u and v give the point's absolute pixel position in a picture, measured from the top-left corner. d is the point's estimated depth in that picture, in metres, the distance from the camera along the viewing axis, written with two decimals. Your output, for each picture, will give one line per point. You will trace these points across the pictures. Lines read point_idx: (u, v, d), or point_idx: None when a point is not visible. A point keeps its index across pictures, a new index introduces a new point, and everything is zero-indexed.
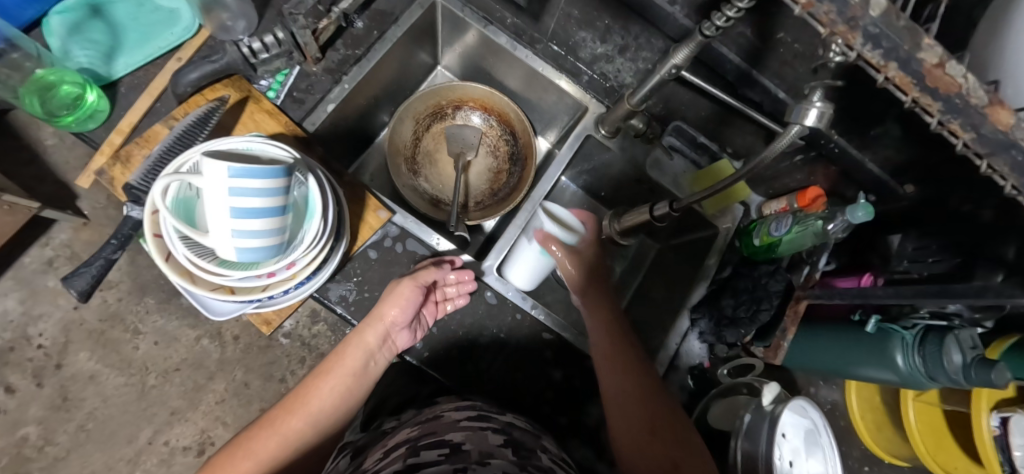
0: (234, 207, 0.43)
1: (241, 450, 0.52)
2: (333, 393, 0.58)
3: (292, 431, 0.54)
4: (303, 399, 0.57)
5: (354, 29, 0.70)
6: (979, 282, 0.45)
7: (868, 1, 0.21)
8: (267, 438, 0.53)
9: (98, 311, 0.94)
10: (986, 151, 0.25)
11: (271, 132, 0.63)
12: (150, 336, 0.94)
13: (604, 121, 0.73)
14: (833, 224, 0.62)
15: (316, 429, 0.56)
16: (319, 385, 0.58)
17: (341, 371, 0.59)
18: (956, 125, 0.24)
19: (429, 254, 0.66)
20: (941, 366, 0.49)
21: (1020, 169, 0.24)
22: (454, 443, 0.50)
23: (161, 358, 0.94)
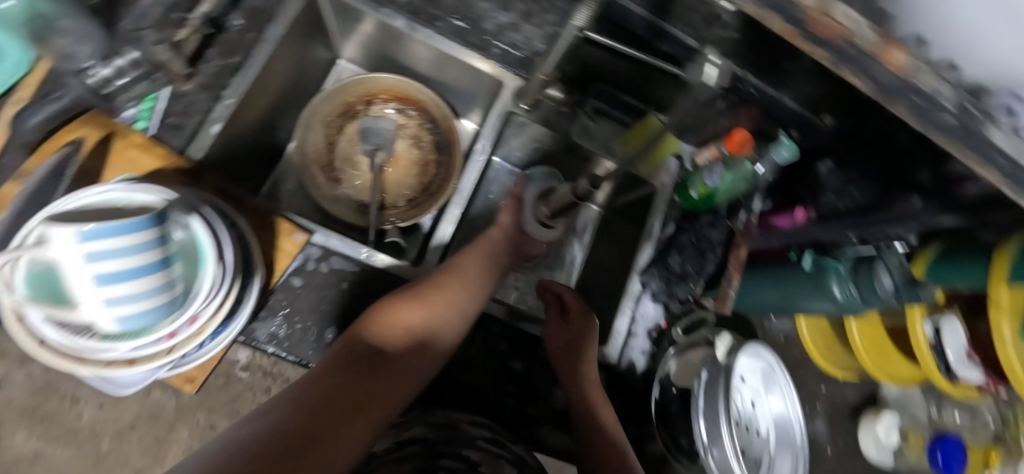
0: (94, 274, 0.37)
1: (402, 306, 0.55)
2: (464, 293, 0.59)
3: (446, 305, 0.57)
4: (445, 287, 0.58)
5: (226, 34, 0.62)
6: (902, 209, 0.45)
7: None
8: (431, 303, 0.56)
9: (26, 387, 0.75)
10: (883, 98, 0.20)
11: (150, 169, 0.56)
12: (93, 401, 0.76)
13: (523, 95, 0.70)
14: (761, 165, 0.64)
15: (444, 318, 0.57)
16: (467, 279, 0.60)
17: (469, 276, 0.61)
18: (848, 71, 0.20)
19: (357, 269, 0.61)
20: (874, 290, 0.50)
21: (925, 116, 0.20)
22: (472, 461, 0.55)
23: (110, 423, 0.77)
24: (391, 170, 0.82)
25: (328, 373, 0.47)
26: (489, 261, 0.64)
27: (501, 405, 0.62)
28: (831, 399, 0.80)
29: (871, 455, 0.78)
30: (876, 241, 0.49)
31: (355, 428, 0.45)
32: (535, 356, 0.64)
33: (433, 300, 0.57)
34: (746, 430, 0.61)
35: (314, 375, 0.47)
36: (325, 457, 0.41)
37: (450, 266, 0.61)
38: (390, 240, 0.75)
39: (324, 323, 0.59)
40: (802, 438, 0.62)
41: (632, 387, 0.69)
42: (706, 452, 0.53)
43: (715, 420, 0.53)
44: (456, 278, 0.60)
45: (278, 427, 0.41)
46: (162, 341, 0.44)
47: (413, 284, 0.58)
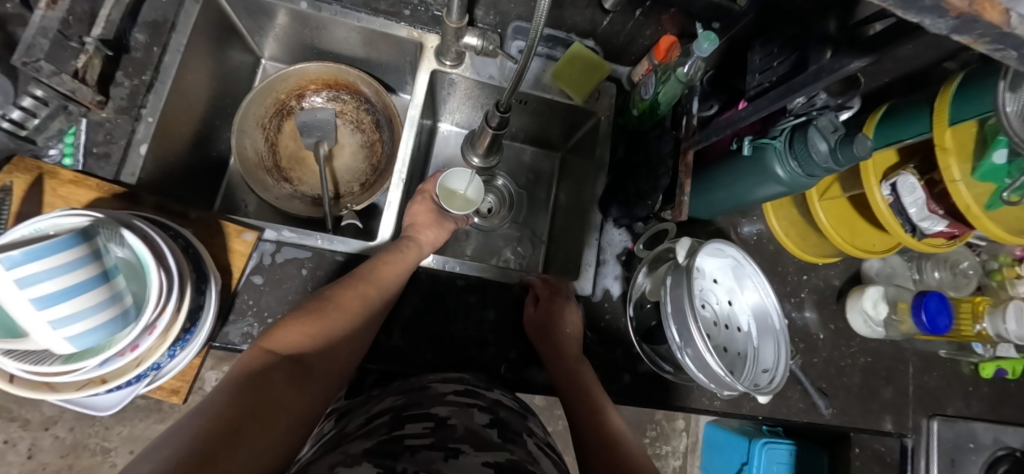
0: (29, 299, 0.37)
1: (311, 315, 0.52)
2: (382, 299, 0.57)
3: (362, 311, 0.55)
4: (363, 292, 0.56)
5: (131, 53, 0.61)
6: (814, 67, 0.45)
7: None
8: (345, 306, 0.54)
9: (55, 449, 0.84)
10: None
11: (86, 202, 0.56)
12: (123, 448, 0.86)
13: (444, 51, 0.69)
14: (688, 65, 0.60)
15: (360, 321, 0.54)
16: (386, 282, 0.59)
17: (388, 280, 0.59)
18: None
19: (312, 255, 0.62)
20: (811, 159, 0.50)
21: None
22: (440, 417, 0.50)
23: None
24: (338, 159, 0.82)
25: (244, 379, 0.42)
26: (410, 264, 0.63)
27: (481, 355, 0.65)
28: (817, 286, 0.81)
29: (862, 331, 0.79)
30: (782, 101, 0.49)
31: (277, 430, 0.41)
32: (507, 293, 0.68)
33: (351, 306, 0.54)
34: (726, 329, 0.63)
35: (230, 382, 0.42)
36: (244, 461, 0.36)
37: (370, 268, 0.58)
38: (347, 223, 0.75)
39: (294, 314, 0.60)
40: (782, 321, 0.61)
41: (612, 314, 0.70)
42: (681, 352, 0.55)
43: (682, 319, 0.54)
44: (375, 282, 0.58)
45: (192, 432, 0.35)
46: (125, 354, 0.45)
47: (327, 291, 0.55)
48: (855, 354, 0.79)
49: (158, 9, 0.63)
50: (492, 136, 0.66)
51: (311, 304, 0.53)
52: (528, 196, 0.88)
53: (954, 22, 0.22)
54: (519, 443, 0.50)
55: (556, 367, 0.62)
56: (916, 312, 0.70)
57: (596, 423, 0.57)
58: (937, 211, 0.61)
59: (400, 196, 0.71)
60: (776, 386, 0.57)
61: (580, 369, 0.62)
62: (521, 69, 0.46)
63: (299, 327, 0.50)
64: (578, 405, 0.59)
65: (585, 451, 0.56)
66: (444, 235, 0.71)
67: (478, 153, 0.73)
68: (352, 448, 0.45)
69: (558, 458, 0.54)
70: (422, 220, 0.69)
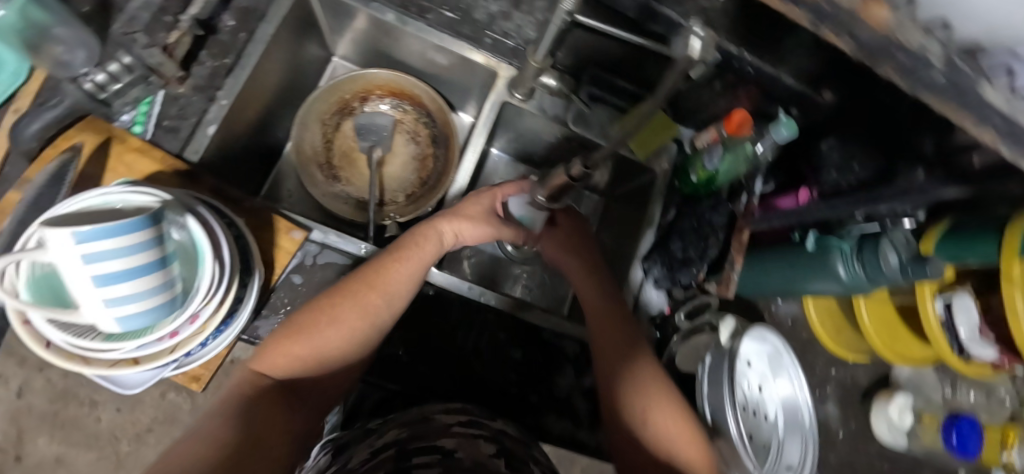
0: (93, 275, 0.37)
1: (302, 334, 0.49)
2: (385, 307, 0.53)
3: (363, 324, 0.52)
4: (363, 300, 0.53)
5: (218, 35, 0.62)
6: (904, 182, 0.45)
7: None
8: (342, 320, 0.51)
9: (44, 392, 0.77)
10: (867, 55, 0.20)
11: (147, 172, 0.56)
12: (110, 402, 0.80)
13: (517, 84, 0.69)
14: (762, 145, 0.61)
15: (357, 335, 0.52)
16: (390, 287, 0.54)
17: (397, 280, 0.55)
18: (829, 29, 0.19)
19: (351, 262, 0.62)
20: (879, 267, 0.49)
21: (907, 71, 0.19)
22: (447, 450, 0.50)
23: (129, 423, 0.80)
24: (388, 166, 0.82)
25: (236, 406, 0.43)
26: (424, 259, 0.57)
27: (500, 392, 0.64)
28: (843, 382, 0.79)
29: (883, 438, 0.76)
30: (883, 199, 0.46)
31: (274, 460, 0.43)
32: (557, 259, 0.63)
33: (350, 320, 0.51)
34: (754, 415, 0.60)
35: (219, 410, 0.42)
36: None
37: (372, 270, 0.54)
38: (389, 235, 0.75)
39: None
40: (811, 419, 0.62)
41: None
42: (712, 421, 0.56)
43: (719, 390, 0.57)
44: (376, 287, 0.53)
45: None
46: (164, 339, 0.44)
47: (326, 298, 0.52)
48: (872, 459, 0.77)
49: None
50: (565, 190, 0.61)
51: (302, 316, 0.51)
52: None
53: None
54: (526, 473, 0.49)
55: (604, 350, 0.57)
56: (947, 431, 0.68)
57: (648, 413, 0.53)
58: (989, 338, 0.59)
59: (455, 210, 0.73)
60: None
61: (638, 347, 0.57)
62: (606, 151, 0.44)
63: (288, 347, 0.48)
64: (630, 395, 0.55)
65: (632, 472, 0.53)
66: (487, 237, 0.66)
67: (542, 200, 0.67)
68: None
69: None
70: (467, 212, 0.60)
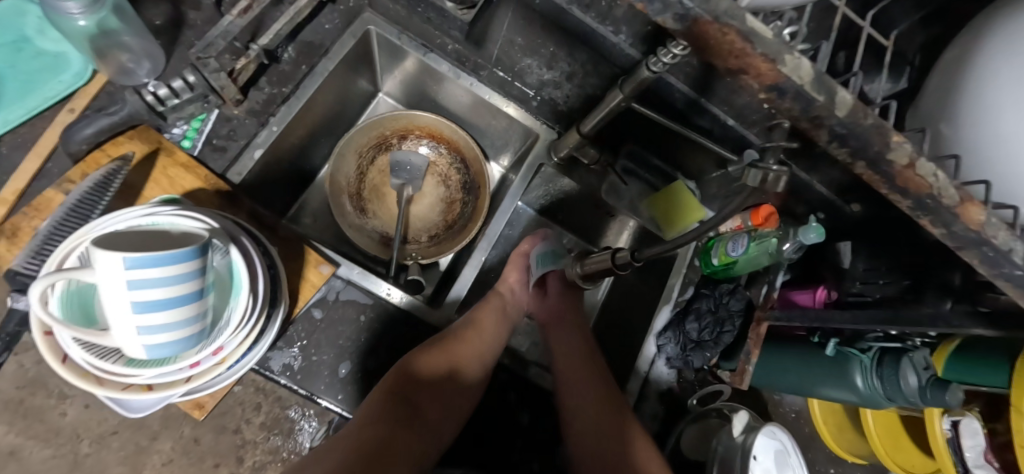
0: (133, 301, 0.37)
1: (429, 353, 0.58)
2: (487, 344, 0.62)
3: (463, 359, 0.59)
4: (469, 337, 0.61)
5: (279, 64, 0.64)
6: (930, 310, 0.46)
7: (835, 103, 0.23)
8: (456, 351, 0.59)
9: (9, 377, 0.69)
10: (957, 244, 0.26)
11: (189, 188, 0.56)
12: (81, 397, 0.70)
13: (557, 148, 0.70)
14: (787, 244, 0.62)
15: (477, 365, 0.60)
16: (486, 330, 0.63)
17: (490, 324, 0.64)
18: (927, 219, 0.25)
19: (369, 301, 0.62)
20: (898, 387, 0.50)
21: (989, 261, 0.25)
22: None
23: (95, 421, 0.69)
24: (416, 205, 0.83)
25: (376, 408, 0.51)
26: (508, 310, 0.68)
27: (504, 457, 0.61)
28: None
29: None
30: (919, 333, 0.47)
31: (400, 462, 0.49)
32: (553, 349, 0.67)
33: (460, 352, 0.59)
34: None
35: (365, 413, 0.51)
36: None
37: (474, 316, 0.64)
38: (411, 278, 0.72)
39: (340, 357, 0.59)
40: None
41: None
42: None
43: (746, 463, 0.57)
44: (480, 326, 0.63)
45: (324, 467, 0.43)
46: (184, 369, 0.43)
47: (441, 335, 0.61)
48: None
49: (318, 33, 0.67)
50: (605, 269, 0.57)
51: (445, 335, 0.61)
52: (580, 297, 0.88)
53: None
54: None
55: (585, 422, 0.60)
56: None
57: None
58: (993, 462, 0.60)
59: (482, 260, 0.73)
60: None
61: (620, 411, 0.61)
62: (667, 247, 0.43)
63: (431, 356, 0.58)
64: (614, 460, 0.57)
65: None
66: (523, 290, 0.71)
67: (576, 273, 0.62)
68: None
69: None
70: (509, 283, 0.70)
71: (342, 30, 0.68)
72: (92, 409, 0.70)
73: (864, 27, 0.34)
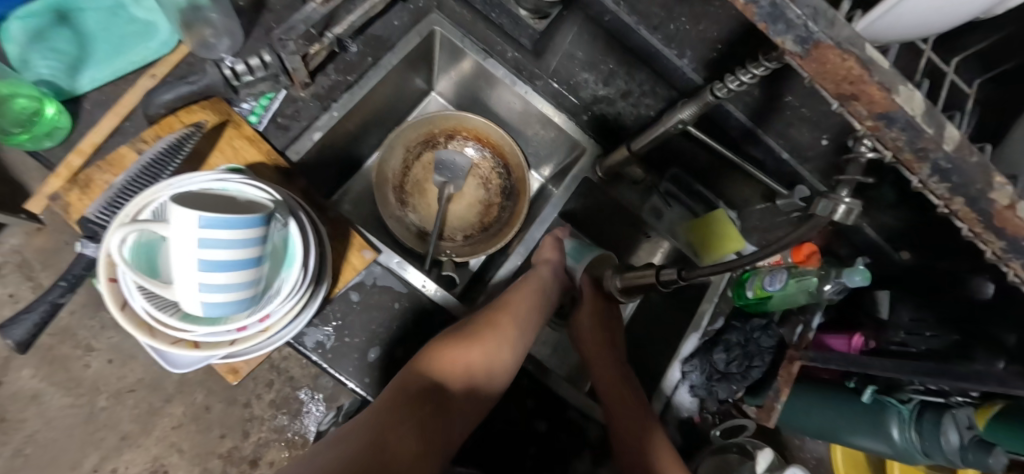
0: (200, 259, 0.39)
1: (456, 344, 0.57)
2: (517, 330, 0.61)
3: (491, 358, 0.58)
4: (498, 323, 0.60)
5: (347, 54, 0.67)
6: (979, 367, 0.44)
7: (941, 134, 0.21)
8: (482, 337, 0.58)
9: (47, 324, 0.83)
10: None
11: (251, 161, 0.59)
12: (104, 353, 0.84)
13: (602, 164, 0.71)
14: (829, 284, 0.61)
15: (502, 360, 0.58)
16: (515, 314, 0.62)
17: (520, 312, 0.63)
18: (1018, 265, 0.23)
19: (405, 291, 0.62)
20: (937, 444, 0.48)
21: None
22: None
23: (115, 378, 0.83)
24: (454, 204, 0.84)
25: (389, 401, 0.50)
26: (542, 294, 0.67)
27: (517, 465, 0.61)
28: None
29: None
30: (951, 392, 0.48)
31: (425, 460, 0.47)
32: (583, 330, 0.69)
33: (486, 340, 0.58)
34: None
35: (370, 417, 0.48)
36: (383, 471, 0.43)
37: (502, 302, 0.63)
38: (444, 273, 0.75)
39: (371, 341, 0.60)
40: None
41: None
42: None
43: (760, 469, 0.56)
44: (509, 313, 0.62)
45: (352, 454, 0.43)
46: (231, 331, 0.45)
47: (463, 328, 0.59)
48: None
49: (387, 29, 0.69)
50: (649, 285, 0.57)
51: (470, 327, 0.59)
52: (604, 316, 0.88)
53: None
54: None
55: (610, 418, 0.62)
56: None
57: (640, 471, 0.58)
58: None
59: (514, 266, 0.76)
60: None
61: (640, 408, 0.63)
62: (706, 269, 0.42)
63: (459, 348, 0.56)
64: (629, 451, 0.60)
65: None
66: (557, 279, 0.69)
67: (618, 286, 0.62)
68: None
69: None
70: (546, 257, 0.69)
71: (410, 28, 0.70)
72: (116, 363, 0.83)
73: (947, 73, 0.34)
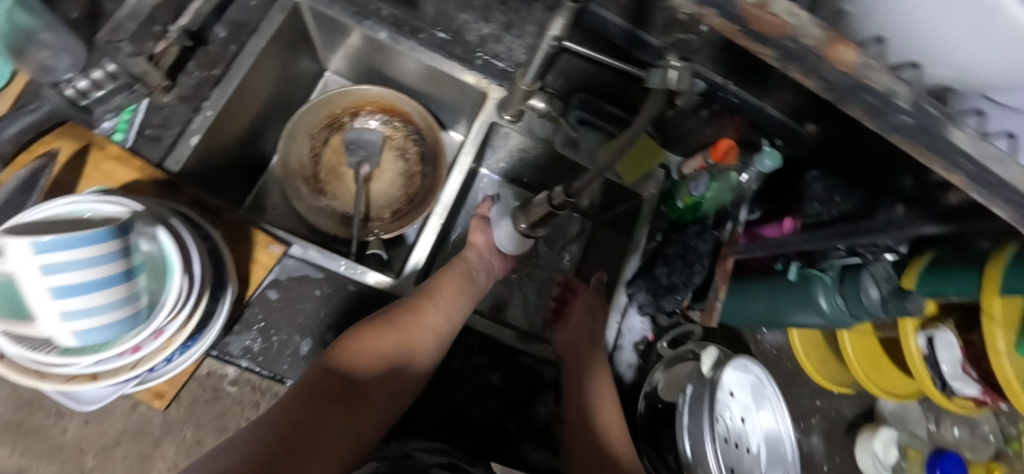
0: (51, 287, 0.36)
1: (369, 334, 0.54)
2: (442, 312, 0.60)
3: (417, 339, 0.57)
4: (420, 315, 0.58)
5: (206, 46, 0.62)
6: (884, 218, 0.44)
7: None
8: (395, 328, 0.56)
9: None
10: (834, 98, 0.19)
11: (126, 181, 0.54)
12: None
13: (506, 106, 0.69)
14: (746, 174, 0.61)
15: (421, 343, 0.57)
16: (440, 305, 0.60)
17: (450, 295, 0.62)
18: (797, 71, 0.19)
19: (323, 275, 0.60)
20: (860, 302, 0.49)
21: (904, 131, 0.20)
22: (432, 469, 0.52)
23: None
24: (376, 182, 0.81)
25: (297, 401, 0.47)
26: (469, 282, 0.65)
27: (477, 420, 0.60)
28: (827, 414, 0.79)
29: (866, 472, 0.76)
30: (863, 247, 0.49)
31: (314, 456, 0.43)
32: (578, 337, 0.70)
33: (404, 334, 0.56)
34: (735, 447, 0.60)
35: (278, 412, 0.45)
36: None
37: (426, 292, 0.61)
38: (371, 252, 0.73)
39: (302, 335, 0.58)
40: (794, 456, 0.60)
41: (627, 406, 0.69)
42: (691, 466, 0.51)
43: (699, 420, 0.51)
44: (435, 298, 0.60)
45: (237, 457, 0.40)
46: (125, 355, 0.43)
47: (392, 313, 0.58)
48: None
49: (245, 10, 0.64)
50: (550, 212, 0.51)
51: (389, 312, 0.57)
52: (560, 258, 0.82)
53: None
54: None
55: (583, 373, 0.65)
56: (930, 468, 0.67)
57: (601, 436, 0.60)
58: (971, 373, 0.59)
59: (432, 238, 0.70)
60: None
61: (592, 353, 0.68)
62: (588, 180, 0.41)
63: (375, 337, 0.54)
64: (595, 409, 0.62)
65: None
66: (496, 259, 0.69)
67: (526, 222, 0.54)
68: None
69: None
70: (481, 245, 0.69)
71: (269, 5, 0.65)
72: (94, 424, 0.66)
73: None
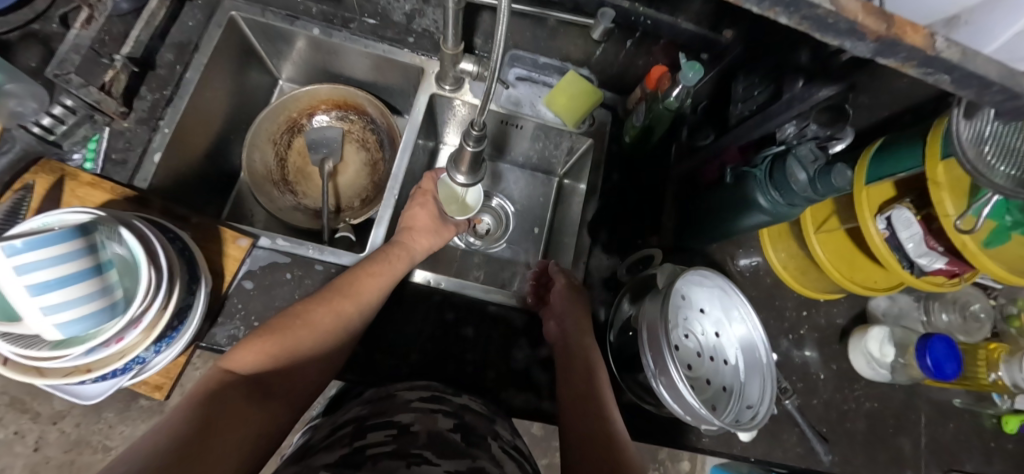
0: (23, 285, 0.40)
1: (288, 326, 0.53)
2: (365, 300, 0.58)
3: (337, 328, 0.55)
4: (337, 307, 0.56)
5: (155, 70, 0.67)
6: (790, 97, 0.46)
7: None
8: (313, 323, 0.54)
9: None
10: None
11: (100, 202, 0.59)
12: None
13: (443, 76, 0.72)
14: (675, 91, 0.60)
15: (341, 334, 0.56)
16: (364, 295, 0.59)
17: (376, 283, 0.60)
18: None
19: (290, 259, 0.64)
20: (791, 189, 0.49)
21: None
22: (403, 424, 0.49)
23: None
24: (342, 175, 0.85)
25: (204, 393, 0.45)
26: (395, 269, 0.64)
27: (458, 371, 0.63)
28: (818, 323, 0.78)
29: (865, 373, 0.75)
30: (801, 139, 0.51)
31: (227, 454, 0.41)
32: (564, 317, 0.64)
33: (319, 328, 0.54)
34: (711, 360, 0.61)
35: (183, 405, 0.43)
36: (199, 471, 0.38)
37: (347, 282, 0.59)
38: (341, 236, 0.78)
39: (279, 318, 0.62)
40: (769, 356, 0.60)
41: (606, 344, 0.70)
42: (654, 380, 0.53)
43: (657, 349, 0.52)
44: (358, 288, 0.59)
45: (151, 453, 0.37)
46: (111, 345, 0.47)
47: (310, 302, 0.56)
48: (860, 398, 0.75)
49: (185, 32, 0.70)
50: (473, 154, 0.51)
51: (306, 303, 0.56)
52: (527, 217, 0.84)
53: (875, 45, 0.23)
54: (483, 447, 0.49)
55: (563, 323, 0.63)
56: (921, 355, 0.66)
57: (586, 378, 0.58)
58: (936, 248, 0.58)
59: (391, 213, 0.71)
60: (757, 424, 0.56)
61: (578, 298, 0.65)
62: (483, 113, 0.43)
63: (293, 329, 0.53)
64: (575, 357, 0.61)
65: (570, 442, 0.56)
66: (439, 242, 0.71)
67: (461, 170, 0.55)
68: (315, 461, 0.44)
69: (527, 465, 0.51)
70: (419, 224, 0.69)
71: (207, 23, 0.70)
72: None
73: None
